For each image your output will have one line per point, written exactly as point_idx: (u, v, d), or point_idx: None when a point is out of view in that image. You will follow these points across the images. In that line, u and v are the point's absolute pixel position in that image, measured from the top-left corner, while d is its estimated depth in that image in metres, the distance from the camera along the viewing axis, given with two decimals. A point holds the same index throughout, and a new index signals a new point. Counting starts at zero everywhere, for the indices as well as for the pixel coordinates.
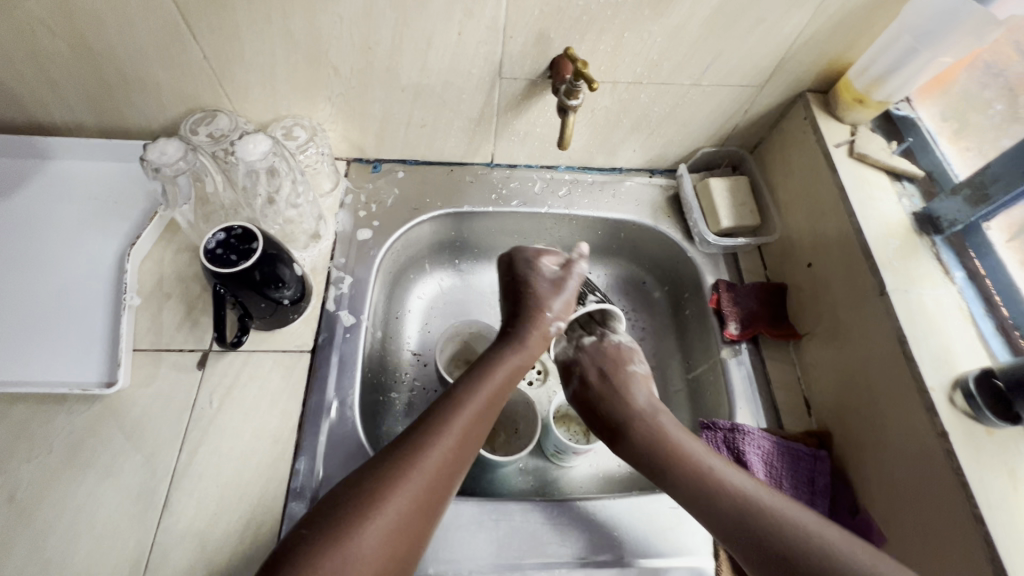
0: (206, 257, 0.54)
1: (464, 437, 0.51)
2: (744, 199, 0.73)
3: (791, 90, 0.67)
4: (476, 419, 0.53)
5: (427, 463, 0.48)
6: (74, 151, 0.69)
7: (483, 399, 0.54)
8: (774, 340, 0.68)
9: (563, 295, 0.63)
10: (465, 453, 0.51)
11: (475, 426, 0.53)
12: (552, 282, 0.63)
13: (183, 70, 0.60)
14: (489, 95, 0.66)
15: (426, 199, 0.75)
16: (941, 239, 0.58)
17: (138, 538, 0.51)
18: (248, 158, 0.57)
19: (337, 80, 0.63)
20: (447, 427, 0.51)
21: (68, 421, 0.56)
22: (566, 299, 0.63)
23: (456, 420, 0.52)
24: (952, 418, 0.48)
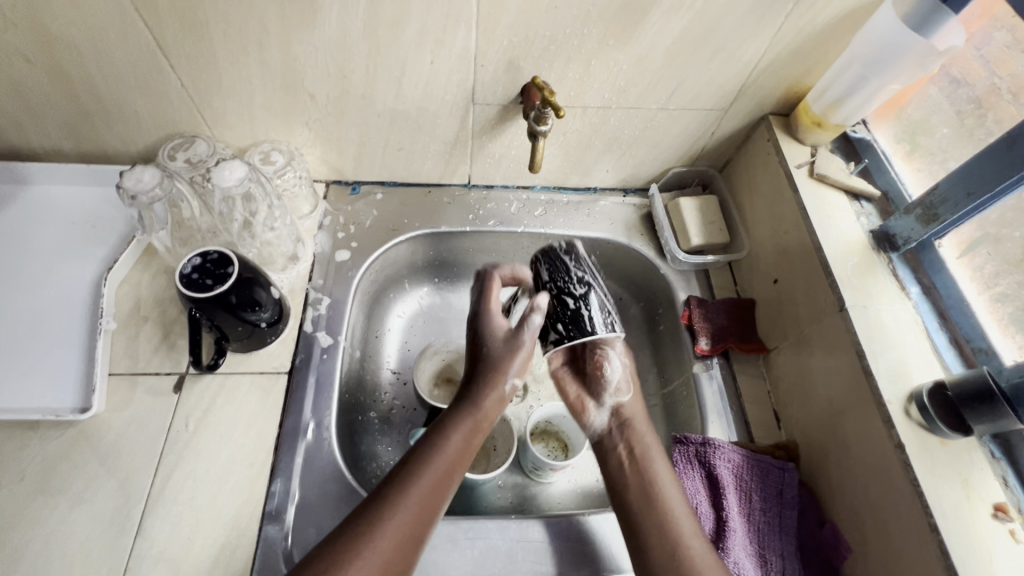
0: (182, 281, 0.54)
1: (421, 507, 0.48)
2: (714, 217, 0.75)
3: (754, 113, 0.70)
4: (462, 456, 0.53)
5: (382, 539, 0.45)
6: (52, 176, 0.70)
7: (443, 463, 0.51)
8: (743, 355, 0.69)
9: (519, 356, 0.59)
10: (442, 497, 0.50)
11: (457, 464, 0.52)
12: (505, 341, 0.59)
13: (161, 98, 0.61)
14: (464, 120, 0.68)
15: (404, 220, 0.77)
16: (898, 256, 0.60)
17: (110, 564, 0.51)
18: (225, 184, 0.58)
19: (314, 107, 0.65)
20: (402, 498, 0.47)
21: (41, 447, 0.55)
22: (523, 359, 0.59)
23: (418, 484, 0.49)
24: (907, 430, 0.49)
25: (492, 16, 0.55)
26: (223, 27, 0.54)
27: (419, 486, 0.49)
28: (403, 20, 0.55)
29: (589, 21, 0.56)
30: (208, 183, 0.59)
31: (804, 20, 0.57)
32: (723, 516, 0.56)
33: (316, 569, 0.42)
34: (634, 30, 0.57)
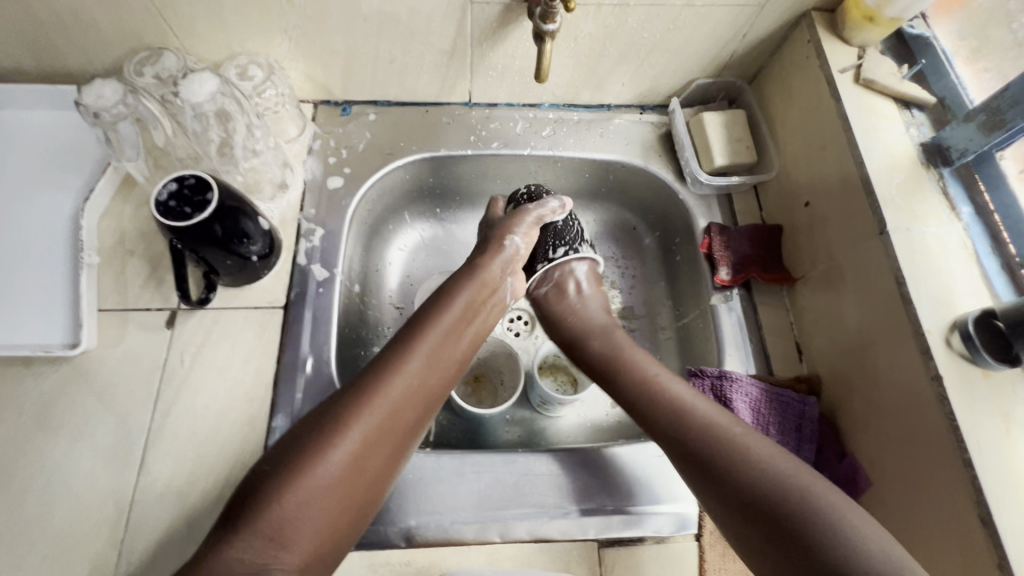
0: (157, 209, 0.50)
1: (411, 382, 0.49)
2: (740, 134, 0.68)
3: (794, 9, 0.61)
4: (417, 382, 0.50)
5: (376, 405, 0.47)
6: (15, 99, 0.64)
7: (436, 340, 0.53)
8: (766, 285, 0.65)
9: (524, 245, 0.64)
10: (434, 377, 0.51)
11: (419, 385, 0.50)
12: (526, 237, 0.65)
13: (117, 3, 0.54)
14: (461, 23, 0.60)
15: (400, 143, 0.70)
16: (950, 172, 0.54)
17: (115, 498, 0.50)
18: (194, 100, 0.53)
19: (291, 11, 0.57)
20: (394, 368, 0.49)
21: (35, 384, 0.54)
22: (529, 245, 0.65)
23: (410, 360, 0.50)
24: (946, 361, 0.46)
25: None
26: None
27: (376, 408, 0.47)
28: None
29: None
30: (175, 99, 0.54)
31: None
32: None
33: (309, 432, 0.45)
34: None
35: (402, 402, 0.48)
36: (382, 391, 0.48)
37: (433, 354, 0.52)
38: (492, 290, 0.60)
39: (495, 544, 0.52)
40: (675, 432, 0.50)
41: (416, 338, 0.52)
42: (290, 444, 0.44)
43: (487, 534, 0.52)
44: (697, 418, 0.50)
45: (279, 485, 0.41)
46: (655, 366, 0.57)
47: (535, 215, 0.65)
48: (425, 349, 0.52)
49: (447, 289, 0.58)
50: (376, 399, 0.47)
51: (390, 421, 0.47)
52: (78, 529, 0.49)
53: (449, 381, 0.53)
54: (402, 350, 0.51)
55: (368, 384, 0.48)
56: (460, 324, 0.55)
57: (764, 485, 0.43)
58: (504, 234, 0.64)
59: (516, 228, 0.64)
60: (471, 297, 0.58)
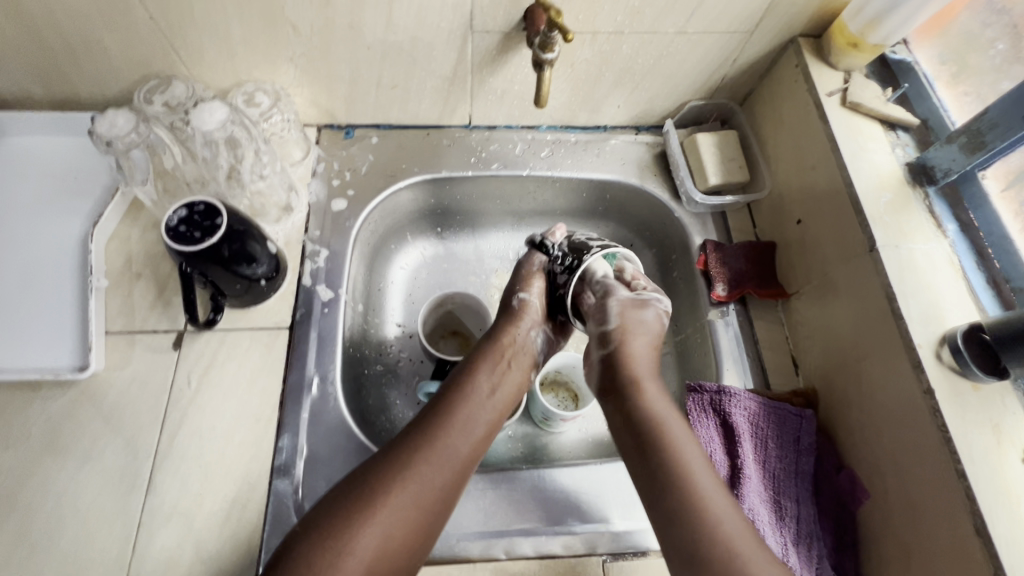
0: (168, 235, 0.51)
1: (450, 459, 0.50)
2: (733, 154, 0.70)
3: (783, 35, 0.64)
4: (447, 456, 0.50)
5: (413, 480, 0.48)
6: (25, 126, 0.66)
7: (474, 413, 0.54)
8: (762, 301, 0.66)
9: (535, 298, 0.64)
10: (472, 458, 0.52)
11: (454, 458, 0.51)
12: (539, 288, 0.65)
13: (130, 35, 0.56)
14: (462, 51, 0.62)
15: (402, 165, 0.72)
16: (935, 191, 0.56)
17: (124, 520, 0.51)
18: (205, 127, 0.55)
19: (297, 40, 0.59)
20: (433, 441, 0.51)
21: (44, 407, 0.55)
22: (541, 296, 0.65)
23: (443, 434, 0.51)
24: (938, 375, 0.47)
25: None
26: None
27: (407, 482, 0.48)
28: None
29: None
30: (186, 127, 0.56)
31: None
32: (737, 464, 0.55)
33: (339, 503, 0.46)
34: None
35: (431, 474, 0.49)
36: (417, 467, 0.48)
37: (465, 423, 0.53)
38: (514, 348, 0.60)
39: (500, 561, 0.52)
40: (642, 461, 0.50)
41: (453, 408, 0.54)
42: (322, 512, 0.45)
43: (493, 551, 0.52)
44: (691, 482, 0.47)
45: (312, 556, 0.42)
46: (670, 417, 0.52)
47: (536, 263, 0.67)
48: (455, 420, 0.53)
49: (475, 359, 0.58)
50: (406, 473, 0.48)
51: (421, 493, 0.48)
52: (86, 552, 0.49)
53: (480, 447, 0.53)
54: (435, 423, 0.52)
55: (398, 457, 0.49)
56: (490, 392, 0.56)
57: (702, 533, 0.44)
58: (514, 292, 0.64)
59: (527, 285, 0.64)
60: (493, 362, 0.58)
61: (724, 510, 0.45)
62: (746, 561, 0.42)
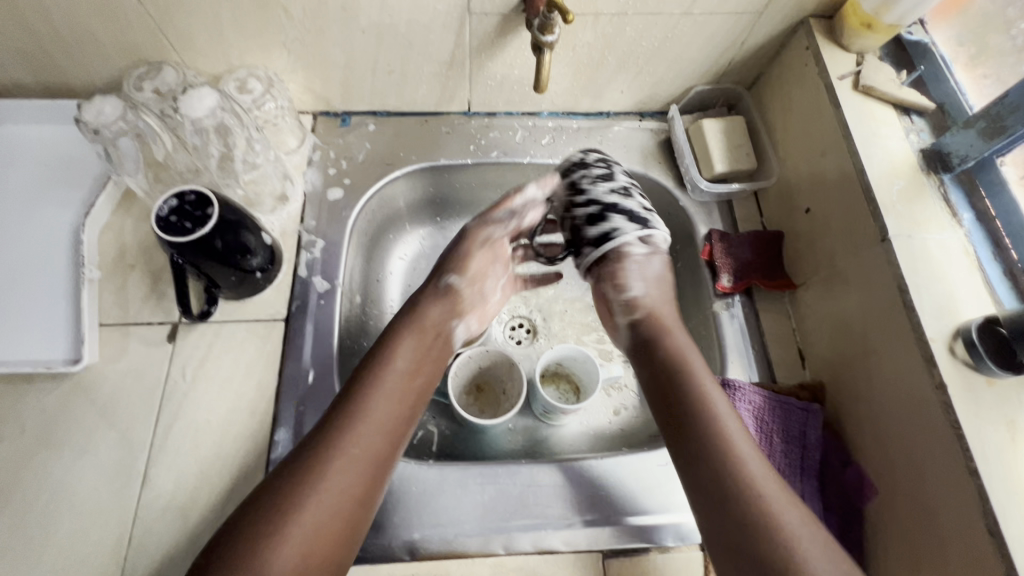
0: (158, 225, 0.50)
1: (372, 429, 0.48)
2: (740, 140, 0.68)
3: (792, 16, 0.61)
4: (364, 434, 0.48)
5: (340, 456, 0.45)
6: (15, 114, 0.65)
7: (398, 382, 0.52)
8: (768, 292, 0.65)
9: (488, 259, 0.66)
10: (398, 427, 0.50)
11: (376, 430, 0.48)
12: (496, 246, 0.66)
13: (117, 19, 0.54)
14: (459, 34, 0.60)
15: (400, 153, 0.70)
16: (951, 178, 0.53)
17: (119, 514, 0.50)
18: (194, 113, 0.54)
19: (290, 24, 0.57)
20: (355, 415, 0.48)
21: (37, 400, 0.54)
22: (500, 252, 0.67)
23: (366, 407, 0.49)
24: (951, 369, 0.45)
25: None
26: None
27: (329, 467, 0.45)
28: None
29: None
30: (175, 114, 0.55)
31: None
32: None
33: (265, 494, 0.43)
34: None
35: (355, 450, 0.46)
36: (340, 443, 0.46)
37: (386, 392, 0.51)
38: (433, 321, 0.59)
39: (499, 556, 0.51)
40: (688, 467, 0.47)
41: (375, 378, 0.51)
42: (253, 506, 0.42)
43: (492, 546, 0.52)
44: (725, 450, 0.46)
45: (237, 553, 0.39)
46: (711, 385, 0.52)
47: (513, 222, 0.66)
48: (376, 392, 0.50)
49: (398, 329, 0.57)
50: (326, 455, 0.45)
51: (348, 469, 0.45)
52: (82, 546, 0.49)
53: (406, 417, 0.51)
54: (355, 394, 0.50)
55: (315, 443, 0.46)
56: (412, 362, 0.55)
57: (752, 503, 0.43)
58: (459, 249, 0.64)
59: (483, 245, 0.65)
60: (416, 334, 0.57)
61: (788, 508, 0.43)
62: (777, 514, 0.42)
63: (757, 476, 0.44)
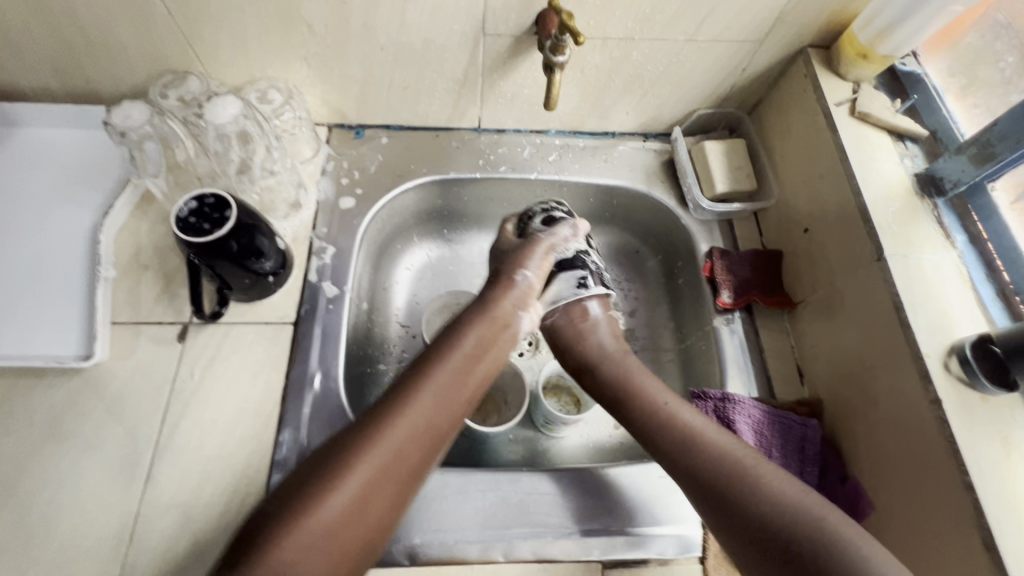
0: (177, 226, 0.51)
1: (424, 422, 0.49)
2: (741, 162, 0.70)
3: (791, 45, 0.64)
4: (422, 417, 0.49)
5: (391, 442, 0.47)
6: (42, 119, 0.68)
7: (451, 375, 0.53)
8: (768, 309, 0.66)
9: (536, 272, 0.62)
10: (446, 426, 0.51)
11: (427, 421, 0.50)
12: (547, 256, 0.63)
13: (148, 28, 0.57)
14: (473, 54, 0.63)
15: (412, 166, 0.73)
16: (944, 202, 0.55)
17: (122, 510, 0.51)
18: (217, 120, 0.55)
19: (312, 39, 0.60)
20: (412, 404, 0.49)
21: (46, 395, 0.55)
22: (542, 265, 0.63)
23: (420, 399, 0.50)
24: (946, 385, 0.47)
25: None
26: None
27: (379, 445, 0.47)
28: None
29: None
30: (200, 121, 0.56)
31: None
32: None
33: (316, 468, 0.45)
34: None
35: (407, 440, 0.48)
36: (393, 428, 0.48)
37: (440, 384, 0.52)
38: (507, 321, 0.59)
39: (498, 563, 0.51)
40: (682, 470, 0.52)
41: (432, 368, 0.53)
42: (302, 476, 0.45)
43: (491, 554, 0.52)
44: (706, 445, 0.52)
45: (279, 518, 0.42)
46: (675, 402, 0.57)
47: (547, 242, 0.64)
48: (432, 383, 0.52)
49: (464, 323, 0.57)
50: (380, 434, 0.47)
51: (393, 454, 0.47)
52: (83, 541, 0.49)
53: (456, 415, 0.52)
54: (412, 381, 0.51)
55: (369, 424, 0.48)
56: (472, 355, 0.55)
57: (768, 497, 0.47)
58: (515, 269, 0.62)
59: (529, 262, 0.62)
60: (480, 329, 0.57)
61: (779, 480, 0.48)
62: (766, 484, 0.47)
63: (748, 461, 0.49)
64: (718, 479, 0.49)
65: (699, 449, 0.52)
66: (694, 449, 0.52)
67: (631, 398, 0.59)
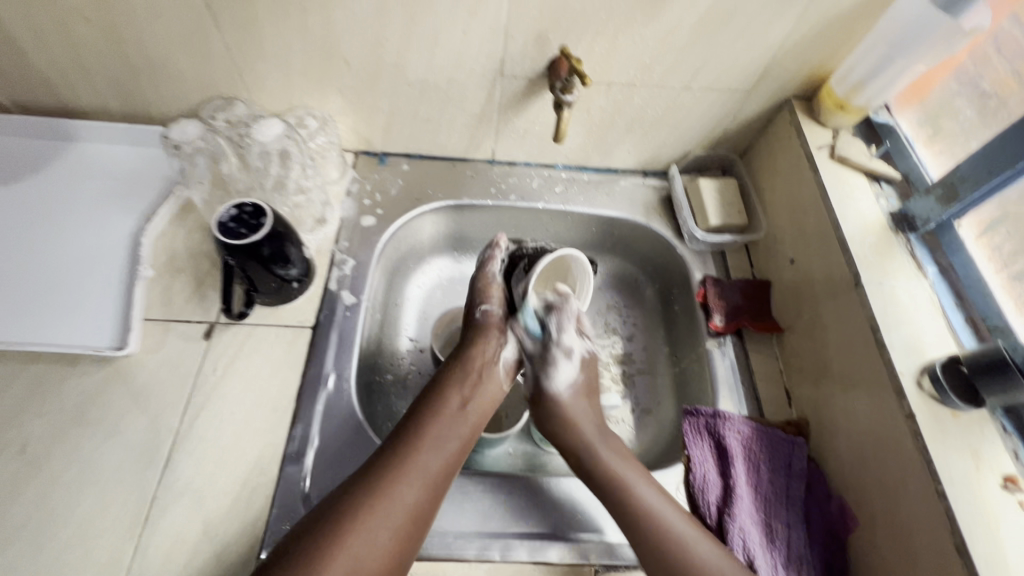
0: (218, 229, 0.56)
1: (424, 477, 0.52)
2: (733, 198, 0.76)
3: (777, 96, 0.71)
4: (421, 472, 0.52)
5: (393, 499, 0.49)
6: (98, 135, 0.75)
7: (444, 432, 0.56)
8: (758, 334, 0.70)
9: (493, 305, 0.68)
10: (446, 478, 0.54)
11: (425, 475, 0.52)
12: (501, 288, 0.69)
13: (206, 58, 0.65)
14: (491, 92, 0.70)
15: (429, 191, 0.79)
16: (917, 237, 0.61)
17: (139, 492, 0.53)
18: (262, 139, 0.63)
19: (348, 74, 0.67)
20: (411, 461, 0.53)
21: (78, 381, 0.58)
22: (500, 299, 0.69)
23: (418, 456, 0.53)
24: (919, 401, 0.50)
25: None
26: None
27: (383, 502, 0.49)
28: None
29: None
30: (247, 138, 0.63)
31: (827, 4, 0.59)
32: (729, 484, 0.57)
33: (321, 525, 0.47)
34: (661, 6, 0.59)
35: (409, 496, 0.50)
36: (394, 484, 0.50)
37: (435, 441, 0.55)
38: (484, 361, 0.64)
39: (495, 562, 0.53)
40: (638, 544, 0.51)
41: (426, 425, 0.56)
42: (307, 532, 0.46)
43: (489, 553, 0.54)
44: (655, 519, 0.52)
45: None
46: (622, 463, 0.57)
47: (489, 272, 0.70)
48: (427, 439, 0.55)
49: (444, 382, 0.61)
50: (381, 490, 0.50)
51: (398, 510, 0.49)
52: (101, 520, 0.52)
53: (453, 466, 0.55)
54: (408, 438, 0.55)
55: (375, 477, 0.51)
56: (460, 411, 0.59)
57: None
58: (476, 306, 0.68)
59: (487, 297, 0.68)
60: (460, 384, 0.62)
61: (727, 568, 0.49)
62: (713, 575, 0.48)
63: (691, 541, 0.50)
64: (666, 562, 0.49)
65: (649, 521, 0.52)
66: (650, 527, 0.51)
67: (603, 465, 0.57)
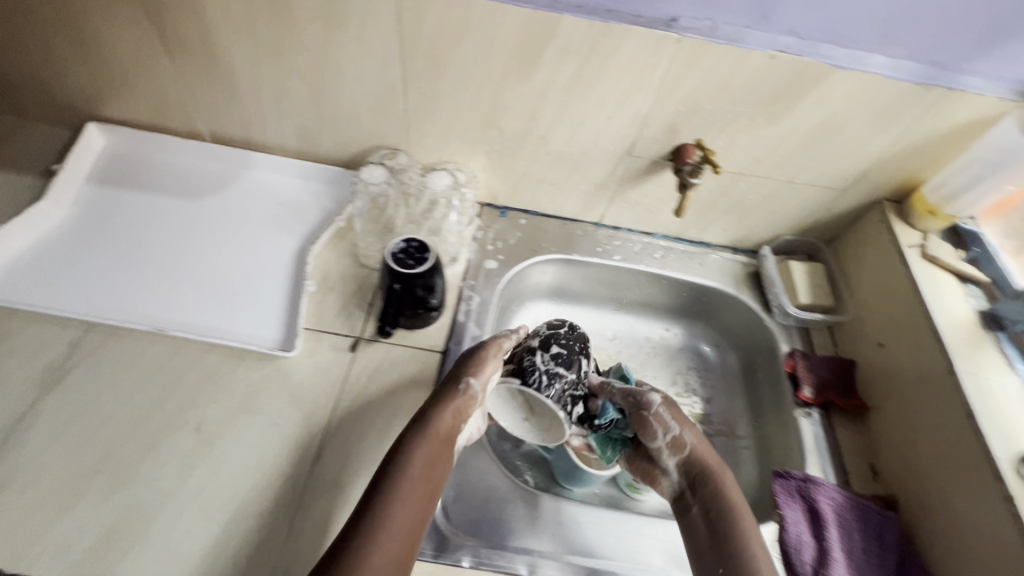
0: (390, 258, 0.67)
1: (391, 558, 0.48)
2: (821, 282, 0.83)
3: (869, 197, 0.80)
4: (387, 549, 0.48)
5: None
6: (270, 167, 0.87)
7: (409, 503, 0.52)
8: (844, 409, 0.75)
9: (481, 376, 0.62)
10: (410, 556, 0.50)
11: (388, 556, 0.48)
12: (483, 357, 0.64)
13: (385, 115, 0.77)
14: (615, 167, 0.80)
15: (543, 244, 0.88)
16: (1006, 335, 0.67)
17: (294, 480, 0.60)
18: (437, 187, 0.77)
19: (498, 140, 0.78)
20: (382, 534, 0.49)
21: (246, 374, 0.67)
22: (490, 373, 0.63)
23: (384, 530, 0.49)
24: (1018, 487, 0.54)
25: (670, 88, 0.68)
26: (457, 72, 0.69)
27: None
28: (597, 83, 0.68)
29: (747, 102, 0.68)
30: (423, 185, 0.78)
31: (927, 126, 0.68)
32: (824, 547, 0.61)
33: None
34: (782, 113, 0.69)
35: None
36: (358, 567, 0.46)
37: (399, 515, 0.51)
38: (451, 429, 0.59)
39: None
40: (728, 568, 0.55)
41: (393, 490, 0.52)
42: None
43: None
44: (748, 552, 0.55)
45: None
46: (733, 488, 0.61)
47: (495, 342, 0.66)
48: (397, 510, 0.51)
49: (405, 440, 0.57)
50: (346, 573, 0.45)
51: None
52: (261, 499, 0.58)
53: (414, 543, 0.50)
54: (376, 510, 0.50)
55: (337, 560, 0.46)
56: (424, 478, 0.55)
57: None
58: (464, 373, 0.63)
59: (480, 370, 0.63)
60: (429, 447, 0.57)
61: None
62: None
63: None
64: None
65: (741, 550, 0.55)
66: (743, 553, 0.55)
67: (711, 484, 0.62)
